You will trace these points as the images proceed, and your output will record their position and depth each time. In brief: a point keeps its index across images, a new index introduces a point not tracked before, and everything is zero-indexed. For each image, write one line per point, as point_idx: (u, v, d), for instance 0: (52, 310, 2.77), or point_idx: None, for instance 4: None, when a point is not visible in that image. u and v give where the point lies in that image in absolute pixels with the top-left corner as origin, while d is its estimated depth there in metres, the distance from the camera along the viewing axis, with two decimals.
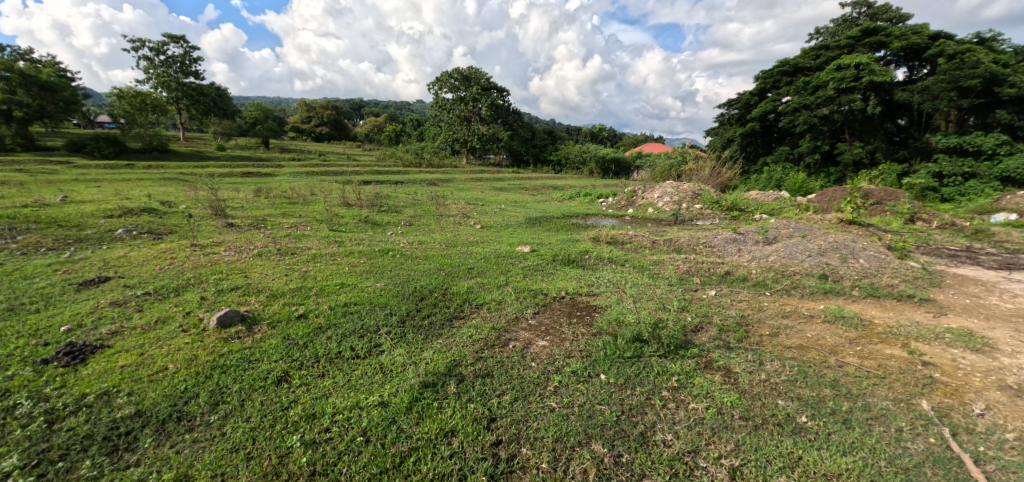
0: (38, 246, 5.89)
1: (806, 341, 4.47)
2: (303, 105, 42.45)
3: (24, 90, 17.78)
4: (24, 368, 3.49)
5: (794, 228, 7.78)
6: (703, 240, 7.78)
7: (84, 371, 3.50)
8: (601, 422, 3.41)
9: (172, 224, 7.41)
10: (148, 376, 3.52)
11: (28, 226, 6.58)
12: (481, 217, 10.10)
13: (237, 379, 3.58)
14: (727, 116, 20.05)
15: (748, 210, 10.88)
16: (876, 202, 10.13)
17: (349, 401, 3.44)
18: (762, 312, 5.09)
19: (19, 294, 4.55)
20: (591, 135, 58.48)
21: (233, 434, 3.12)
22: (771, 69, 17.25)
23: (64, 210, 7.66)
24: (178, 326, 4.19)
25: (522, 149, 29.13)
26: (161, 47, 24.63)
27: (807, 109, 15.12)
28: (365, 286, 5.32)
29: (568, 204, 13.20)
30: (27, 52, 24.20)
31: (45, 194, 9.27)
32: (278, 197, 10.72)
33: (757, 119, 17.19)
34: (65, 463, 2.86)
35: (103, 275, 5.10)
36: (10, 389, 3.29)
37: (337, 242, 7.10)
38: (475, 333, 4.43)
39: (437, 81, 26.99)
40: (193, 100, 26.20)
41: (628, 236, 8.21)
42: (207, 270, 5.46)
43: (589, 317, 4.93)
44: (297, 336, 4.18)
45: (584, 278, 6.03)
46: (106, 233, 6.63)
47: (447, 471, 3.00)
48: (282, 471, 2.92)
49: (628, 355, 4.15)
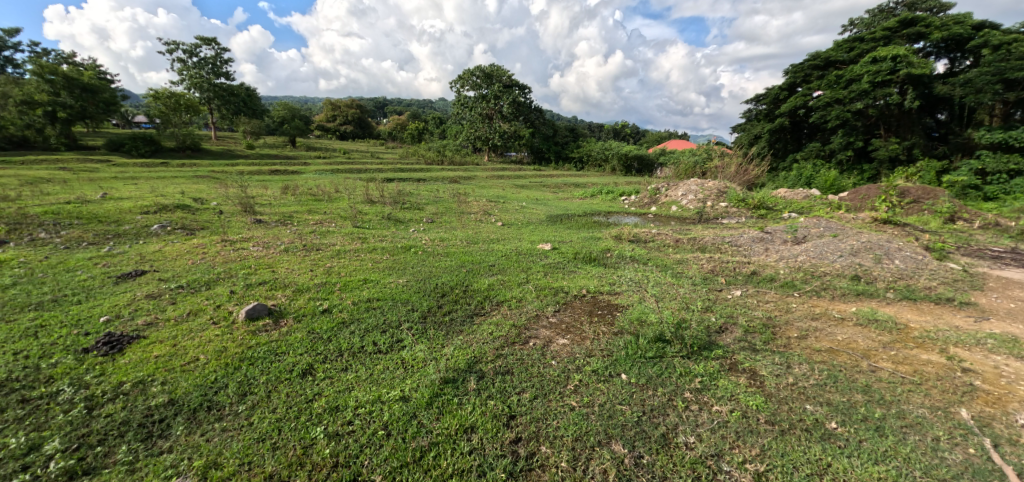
0: (80, 241, 6.17)
1: (837, 344, 4.33)
2: (328, 104, 43.26)
3: (67, 92, 18.50)
4: (66, 356, 3.66)
5: (825, 227, 7.53)
6: (729, 239, 7.61)
7: (122, 361, 3.65)
8: (622, 422, 3.37)
9: (204, 220, 7.66)
10: (180, 367, 3.65)
11: (71, 221, 6.89)
12: (502, 214, 10.11)
13: (264, 371, 3.68)
14: (754, 111, 19.59)
15: (776, 209, 10.60)
16: (913, 201, 9.72)
17: (371, 395, 3.50)
18: (790, 314, 4.95)
19: (63, 286, 4.76)
20: (613, 133, 58.13)
21: (260, 424, 3.21)
22: (802, 63, 16.76)
23: (103, 206, 7.98)
24: (209, 318, 4.34)
25: (544, 147, 29.05)
26: (194, 49, 25.48)
27: (841, 103, 14.65)
28: (387, 282, 5.40)
29: (590, 202, 13.09)
30: (70, 55, 25.41)
31: (86, 191, 9.69)
32: (304, 195, 10.96)
33: (787, 114, 16.73)
34: (103, 447, 2.97)
35: (140, 268, 5.31)
36: (54, 376, 3.45)
37: (361, 238, 7.22)
38: (496, 331, 4.44)
39: (459, 79, 27.21)
40: (224, 99, 27.02)
41: (651, 234, 8.09)
42: (236, 265, 5.62)
43: (611, 315, 4.89)
44: (321, 330, 4.27)
45: (605, 277, 5.98)
46: (143, 228, 6.88)
47: (466, 467, 3.02)
48: (307, 461, 2.99)
49: (650, 355, 4.09)
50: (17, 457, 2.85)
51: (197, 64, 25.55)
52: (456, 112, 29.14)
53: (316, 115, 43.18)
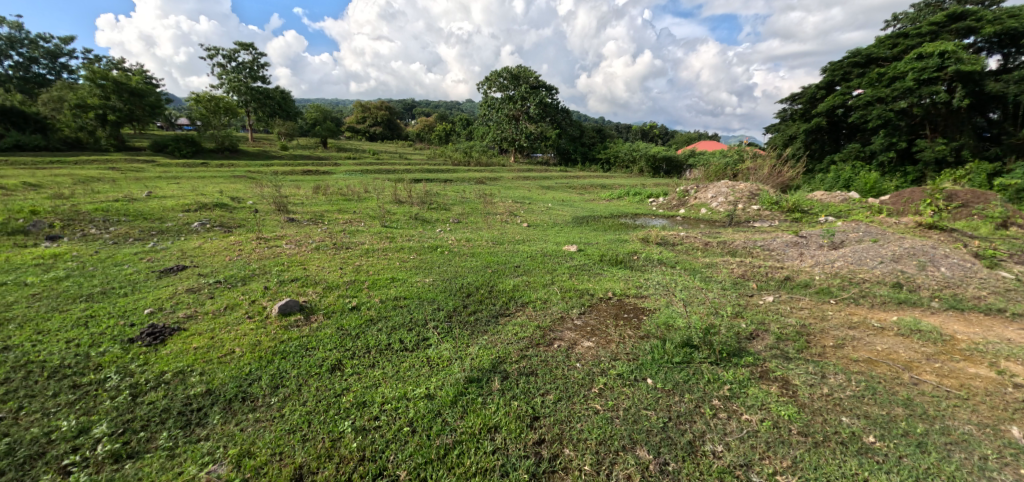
0: (127, 237, 6.49)
1: (876, 355, 4.16)
2: (358, 106, 44.20)
3: (116, 96, 19.44)
4: (113, 345, 3.86)
5: (864, 232, 7.25)
6: (761, 243, 7.42)
7: (164, 351, 3.83)
8: (647, 428, 3.33)
9: (240, 219, 7.93)
10: (217, 359, 3.80)
11: (119, 218, 7.25)
12: (527, 215, 10.11)
13: (295, 365, 3.79)
14: (789, 111, 19.01)
15: (812, 212, 10.24)
16: (961, 205, 9.24)
17: (397, 391, 3.56)
18: (826, 322, 4.78)
19: (112, 279, 5.03)
20: (641, 133, 57.43)
21: (291, 416, 3.31)
22: (841, 60, 16.17)
23: (148, 204, 8.37)
24: (245, 312, 4.50)
25: (570, 148, 28.92)
26: (233, 54, 26.46)
27: (883, 102, 14.06)
28: (414, 281, 5.48)
29: (616, 204, 12.96)
30: (119, 61, 26.75)
31: (132, 189, 10.19)
32: (334, 194, 11.24)
33: (824, 114, 16.17)
34: (146, 433, 3.11)
35: (181, 264, 5.55)
36: (102, 364, 3.64)
37: (389, 237, 7.35)
38: (521, 331, 4.46)
39: (486, 80, 27.41)
40: (260, 102, 27.97)
41: (679, 237, 7.96)
42: (270, 262, 5.81)
43: (637, 319, 4.82)
44: (350, 326, 4.37)
45: (632, 280, 5.91)
46: (183, 225, 7.18)
47: (489, 466, 3.04)
48: (334, 454, 3.06)
49: (677, 360, 4.02)
50: (67, 439, 3.01)
51: (236, 68, 26.53)
52: (483, 114, 29.32)
53: (347, 116, 44.15)
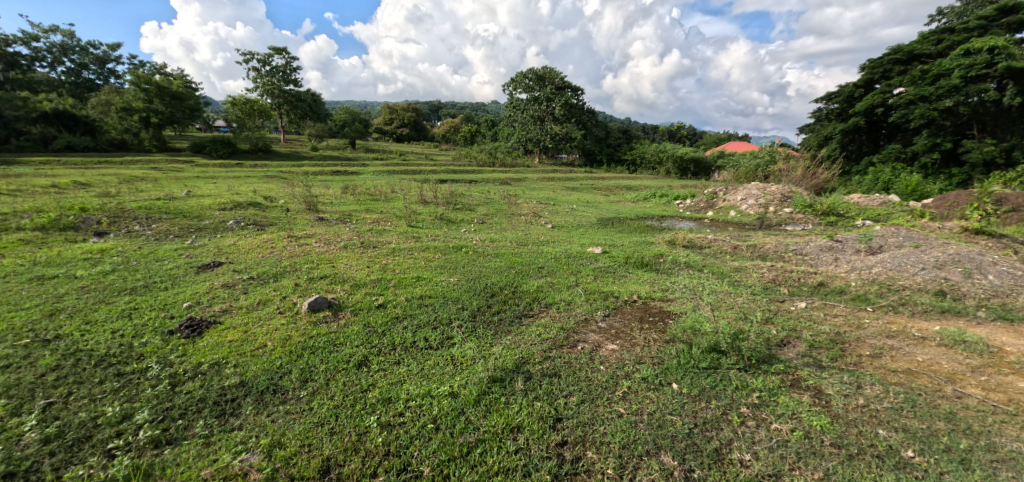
0: (168, 233, 6.78)
1: (916, 365, 3.99)
2: (386, 108, 44.97)
3: (159, 99, 20.32)
4: (155, 336, 4.04)
5: (904, 237, 6.97)
6: (793, 247, 7.21)
7: (201, 343, 3.98)
8: (672, 433, 3.28)
9: (273, 217, 8.18)
10: (250, 352, 3.93)
11: (160, 215, 7.59)
12: (552, 216, 10.10)
13: (324, 360, 3.89)
14: (824, 111, 18.41)
15: (848, 216, 9.89)
16: (1011, 209, 8.78)
17: (422, 388, 3.62)
18: (862, 330, 4.61)
19: (154, 273, 5.26)
20: (668, 134, 56.61)
21: (319, 409, 3.39)
22: (880, 58, 15.58)
23: (187, 202, 8.72)
24: (277, 307, 4.64)
25: (595, 149, 28.72)
26: (267, 58, 27.33)
27: (926, 101, 13.48)
28: (439, 280, 5.54)
29: (642, 205, 12.82)
30: (161, 66, 27.94)
31: (173, 188, 10.63)
32: (362, 194, 11.47)
33: (862, 114, 15.59)
34: (184, 421, 3.24)
35: (217, 260, 5.76)
36: (144, 354, 3.82)
37: (415, 237, 7.47)
38: (545, 332, 4.45)
39: (511, 82, 27.53)
40: (292, 105, 28.77)
41: (707, 239, 7.81)
42: (301, 259, 5.98)
43: (663, 323, 4.75)
44: (376, 323, 4.46)
45: (658, 282, 5.84)
46: (220, 223, 7.46)
47: (512, 466, 3.05)
48: (361, 447, 3.13)
49: (703, 365, 3.95)
50: (112, 424, 3.16)
51: (270, 72, 27.38)
52: (508, 114, 29.42)
53: (375, 118, 44.94)
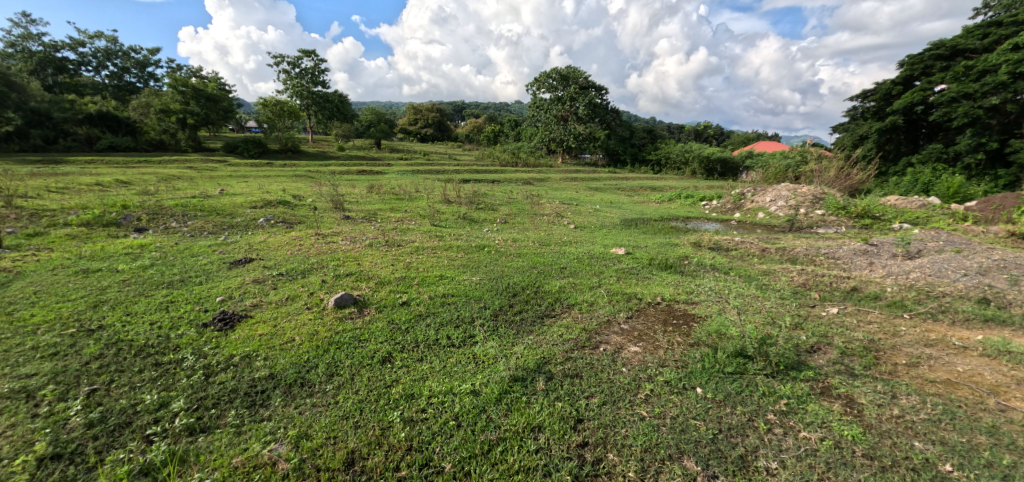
0: (202, 230, 7.03)
1: (957, 376, 3.82)
2: (411, 108, 45.53)
3: (195, 101, 21.06)
4: (190, 329, 4.19)
5: (945, 241, 6.68)
6: (825, 250, 6.99)
7: (233, 336, 4.12)
8: (695, 438, 3.23)
9: (301, 215, 8.39)
10: (279, 345, 4.04)
11: (195, 212, 7.86)
12: (574, 217, 10.05)
13: (350, 355, 3.97)
14: (860, 109, 17.78)
15: (885, 218, 9.53)
16: None
17: (444, 386, 3.65)
18: (898, 338, 4.44)
19: (189, 268, 5.47)
20: (694, 134, 55.62)
21: (344, 403, 3.47)
22: (921, 53, 14.96)
23: (220, 200, 9.02)
24: (304, 303, 4.77)
25: (619, 149, 28.45)
26: (297, 60, 28.01)
27: (970, 99, 12.89)
28: (461, 279, 5.58)
29: (666, 206, 12.63)
30: (197, 69, 28.94)
31: (207, 187, 11.01)
32: (387, 194, 11.64)
33: (900, 112, 15.00)
34: (216, 410, 3.36)
35: (248, 256, 5.94)
36: (181, 345, 3.97)
37: (438, 236, 7.54)
38: (567, 333, 4.44)
39: (535, 82, 27.50)
40: (320, 105, 29.39)
41: (733, 241, 7.65)
42: (328, 257, 6.11)
43: (687, 326, 4.68)
44: (400, 320, 4.53)
45: (682, 285, 5.75)
46: (251, 221, 7.69)
47: (532, 465, 3.05)
48: (384, 442, 3.18)
49: (729, 370, 3.87)
50: (150, 411, 3.30)
51: (300, 74, 28.06)
52: (532, 114, 29.40)
53: (400, 118, 45.53)
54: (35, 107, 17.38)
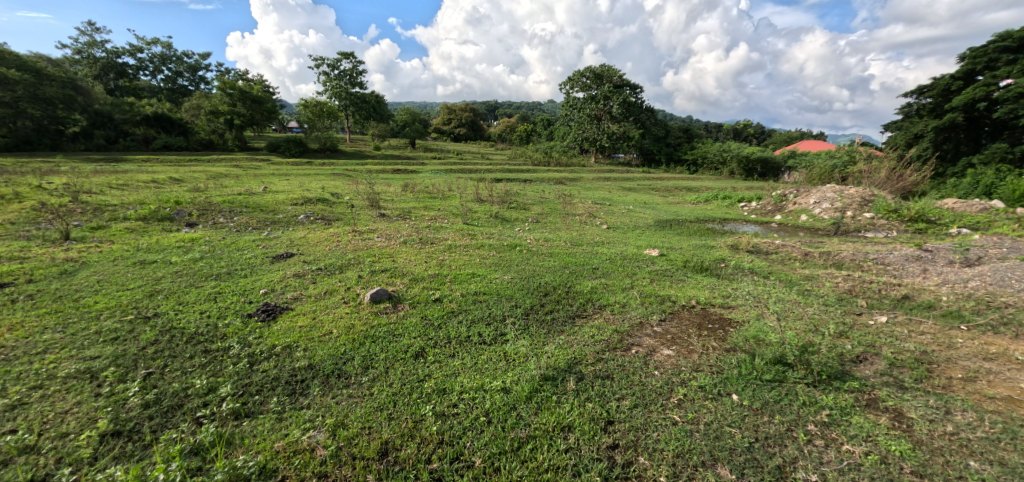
0: (247, 225, 7.35)
1: (1020, 393, 3.57)
2: (445, 108, 46.09)
3: (241, 103, 22.02)
4: (236, 319, 4.40)
5: (1009, 248, 6.24)
6: (873, 255, 6.67)
7: (275, 327, 4.29)
8: (730, 446, 3.15)
9: (339, 212, 8.65)
10: (318, 337, 4.19)
11: (241, 209, 8.23)
12: (607, 217, 9.94)
13: (384, 349, 4.07)
14: (914, 107, 16.83)
15: (941, 223, 9.00)
16: None
17: (475, 382, 3.70)
18: (953, 350, 4.19)
19: (235, 261, 5.74)
20: (733, 132, 53.97)
21: (379, 395, 3.56)
22: (984, 46, 14.02)
23: (264, 197, 9.41)
24: (341, 297, 4.92)
25: (654, 148, 27.96)
26: (336, 62, 28.83)
27: None
28: (493, 277, 5.62)
29: (703, 207, 12.34)
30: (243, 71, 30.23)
31: (251, 184, 11.50)
32: (421, 192, 11.83)
33: (960, 110, 14.11)
34: (260, 397, 3.51)
35: (290, 251, 6.18)
36: (227, 334, 4.17)
37: (470, 234, 7.62)
38: (598, 334, 4.40)
39: (568, 81, 27.33)
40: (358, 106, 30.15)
41: (773, 244, 7.39)
42: (364, 253, 6.28)
43: (723, 331, 4.56)
44: (432, 316, 4.61)
45: (719, 288, 5.60)
46: (292, 217, 7.98)
47: (562, 464, 3.05)
48: (416, 434, 3.25)
49: (767, 377, 3.74)
50: (199, 395, 3.49)
51: (339, 76, 28.88)
52: (565, 114, 29.24)
53: (434, 118, 46.16)
54: (98, 109, 18.59)
